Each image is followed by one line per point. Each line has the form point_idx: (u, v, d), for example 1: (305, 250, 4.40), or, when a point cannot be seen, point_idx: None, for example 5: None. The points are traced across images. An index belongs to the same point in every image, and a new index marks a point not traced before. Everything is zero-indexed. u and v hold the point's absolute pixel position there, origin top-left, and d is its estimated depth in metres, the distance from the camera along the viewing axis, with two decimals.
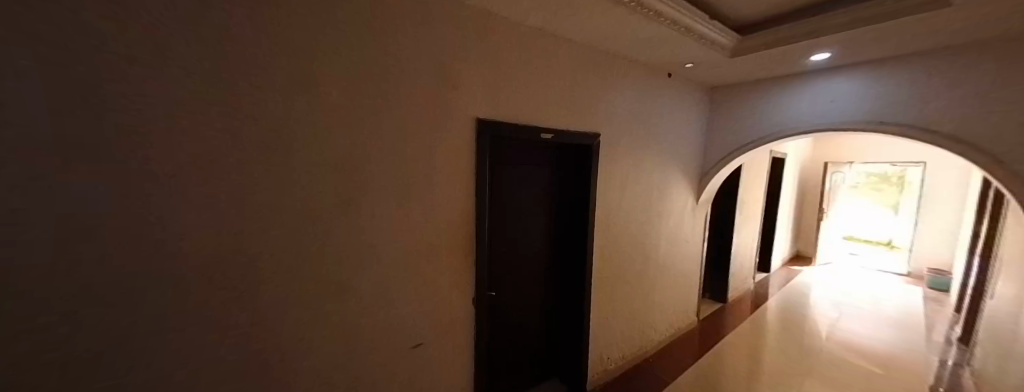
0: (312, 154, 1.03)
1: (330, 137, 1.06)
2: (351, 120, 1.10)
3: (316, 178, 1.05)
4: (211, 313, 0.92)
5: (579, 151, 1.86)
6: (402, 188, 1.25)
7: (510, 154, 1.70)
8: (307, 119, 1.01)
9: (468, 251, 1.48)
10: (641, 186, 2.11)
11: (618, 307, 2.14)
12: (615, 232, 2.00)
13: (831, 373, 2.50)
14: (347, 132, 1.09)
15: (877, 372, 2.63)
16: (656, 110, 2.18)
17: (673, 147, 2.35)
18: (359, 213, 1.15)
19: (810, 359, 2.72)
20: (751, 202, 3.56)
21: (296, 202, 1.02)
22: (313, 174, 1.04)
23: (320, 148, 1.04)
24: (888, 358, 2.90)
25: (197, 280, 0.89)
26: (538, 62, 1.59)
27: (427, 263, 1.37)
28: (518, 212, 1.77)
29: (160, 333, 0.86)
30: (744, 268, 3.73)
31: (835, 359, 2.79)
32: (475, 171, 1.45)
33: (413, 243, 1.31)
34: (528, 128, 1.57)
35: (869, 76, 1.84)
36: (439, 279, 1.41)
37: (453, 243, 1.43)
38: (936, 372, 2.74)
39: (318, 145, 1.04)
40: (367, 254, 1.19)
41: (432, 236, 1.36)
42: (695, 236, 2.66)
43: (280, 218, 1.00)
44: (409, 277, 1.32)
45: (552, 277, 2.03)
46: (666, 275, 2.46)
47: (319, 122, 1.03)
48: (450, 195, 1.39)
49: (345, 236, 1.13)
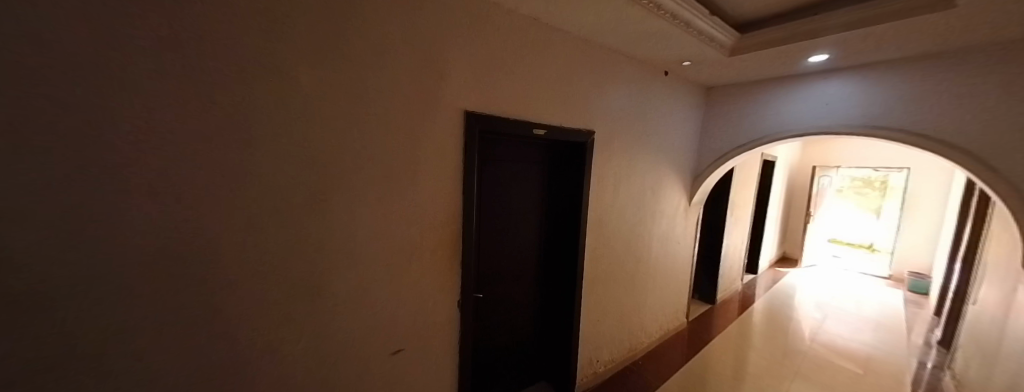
0: (284, 144, 0.93)
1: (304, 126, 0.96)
2: (329, 108, 1.00)
3: (287, 172, 0.94)
4: (163, 322, 0.81)
5: (572, 149, 1.80)
6: (382, 184, 1.16)
7: (501, 151, 1.62)
8: (277, 105, 0.90)
9: (454, 251, 1.41)
10: (635, 185, 2.06)
11: (609, 310, 2.10)
12: (607, 233, 1.95)
13: (816, 374, 2.53)
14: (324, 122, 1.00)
15: (860, 373, 2.67)
16: (651, 109, 2.13)
17: (668, 147, 2.30)
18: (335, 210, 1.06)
19: (796, 361, 2.73)
20: (742, 204, 3.56)
21: (265, 198, 0.92)
22: (283, 167, 0.94)
23: (293, 138, 0.94)
24: (870, 360, 2.95)
25: (147, 284, 0.78)
26: (532, 54, 1.52)
27: (410, 264, 1.29)
28: (507, 211, 1.71)
29: (101, 345, 0.74)
30: (733, 269, 3.74)
31: (820, 360, 2.82)
32: (462, 166, 1.37)
33: (394, 243, 1.23)
34: (520, 123, 1.50)
35: (864, 80, 1.83)
36: (422, 280, 1.33)
37: (438, 243, 1.36)
38: (916, 373, 2.79)
39: (291, 135, 0.94)
40: (344, 254, 1.10)
41: (416, 235, 1.28)
42: (687, 237, 2.63)
43: (244, 216, 0.89)
44: (389, 278, 1.24)
45: (543, 279, 1.97)
46: (658, 277, 2.43)
47: (291, 109, 0.93)
48: (435, 192, 1.31)
49: (319, 235, 1.04)
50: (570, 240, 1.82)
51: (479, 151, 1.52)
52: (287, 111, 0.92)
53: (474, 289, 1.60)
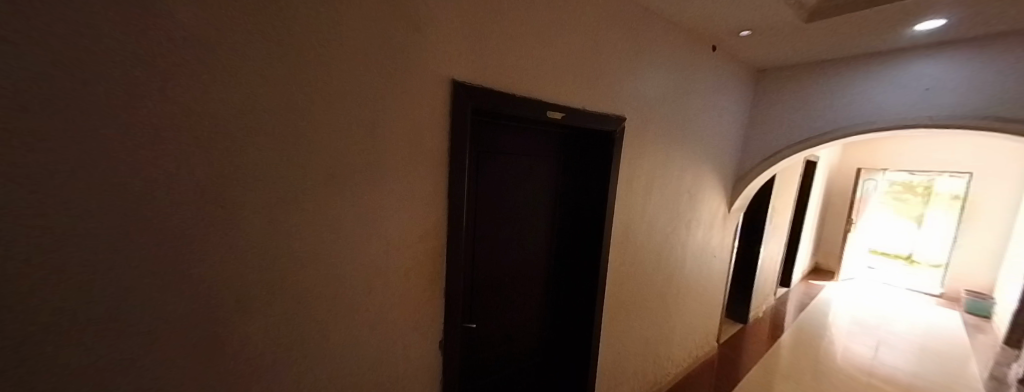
0: (128, 115, 0.49)
1: (175, 83, 0.52)
2: (229, 57, 0.57)
3: (138, 168, 0.51)
4: None
5: (594, 140, 1.42)
6: (323, 186, 0.73)
7: (503, 141, 1.25)
8: (117, 39, 0.47)
9: (437, 279, 1.00)
10: (670, 187, 1.66)
11: (632, 338, 1.73)
12: (634, 246, 1.56)
13: None
14: (220, 78, 0.56)
15: None
16: (694, 92, 1.71)
17: (711, 142, 1.89)
18: (246, 231, 0.64)
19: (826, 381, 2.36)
20: (782, 210, 3.10)
21: (98, 216, 0.49)
22: (133, 159, 0.50)
23: (146, 104, 0.50)
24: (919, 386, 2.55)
25: None
26: (551, 8, 1.11)
27: (370, 304, 0.87)
28: (510, 217, 1.34)
29: None
30: (768, 284, 3.28)
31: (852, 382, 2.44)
32: (451, 161, 0.95)
33: (345, 275, 0.81)
34: (531, 102, 1.12)
35: (986, 55, 1.39)
36: (388, 323, 0.93)
37: (414, 270, 0.94)
38: None
39: (144, 99, 0.50)
40: (266, 298, 0.69)
41: (382, 259, 0.88)
42: (725, 250, 2.21)
43: (37, 254, 0.45)
44: (335, 329, 0.81)
45: (553, 300, 1.61)
46: (689, 298, 2.04)
47: (142, 48, 0.49)
48: (413, 195, 0.90)
49: (218, 272, 0.62)
50: (590, 255, 1.46)
51: (472, 139, 1.14)
52: (133, 52, 0.48)
53: (462, 314, 1.26)
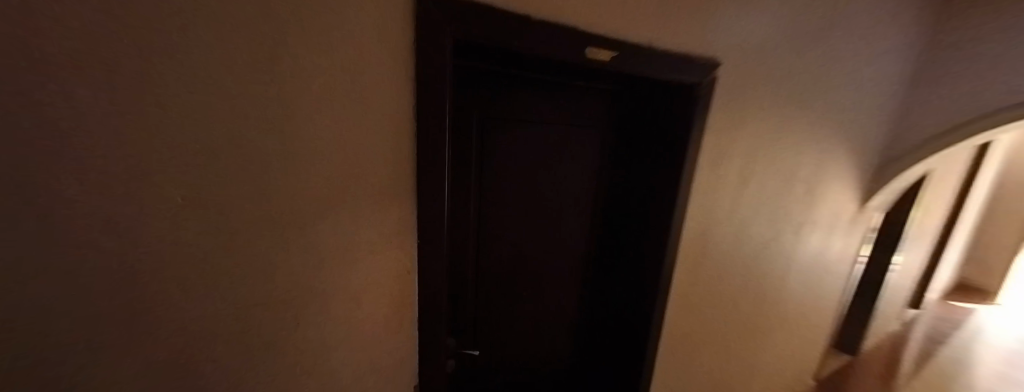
0: None
1: None
2: None
3: None
4: None
5: (661, 101, 0.93)
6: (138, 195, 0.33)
7: (513, 99, 0.85)
8: None
9: (406, 308, 0.68)
10: (781, 174, 1.10)
11: (698, 377, 1.28)
12: (713, 258, 1.08)
13: None
14: None
15: None
16: (840, 22, 1.07)
17: (849, 105, 1.23)
18: None
19: None
20: (933, 208, 2.20)
21: None
22: None
23: None
24: None
25: None
26: None
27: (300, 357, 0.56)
28: (523, 208, 0.96)
29: None
30: (895, 305, 2.43)
31: None
32: (417, 133, 0.57)
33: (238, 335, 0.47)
34: (562, 34, 0.67)
35: None
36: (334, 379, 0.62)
37: (368, 302, 0.62)
38: None
39: None
40: None
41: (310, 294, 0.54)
42: (847, 264, 1.56)
43: None
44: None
45: (588, 318, 1.23)
46: (785, 325, 1.48)
47: None
48: (356, 189, 0.54)
49: None
50: (644, 268, 1.03)
51: (459, 93, 0.77)
52: None
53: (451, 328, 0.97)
